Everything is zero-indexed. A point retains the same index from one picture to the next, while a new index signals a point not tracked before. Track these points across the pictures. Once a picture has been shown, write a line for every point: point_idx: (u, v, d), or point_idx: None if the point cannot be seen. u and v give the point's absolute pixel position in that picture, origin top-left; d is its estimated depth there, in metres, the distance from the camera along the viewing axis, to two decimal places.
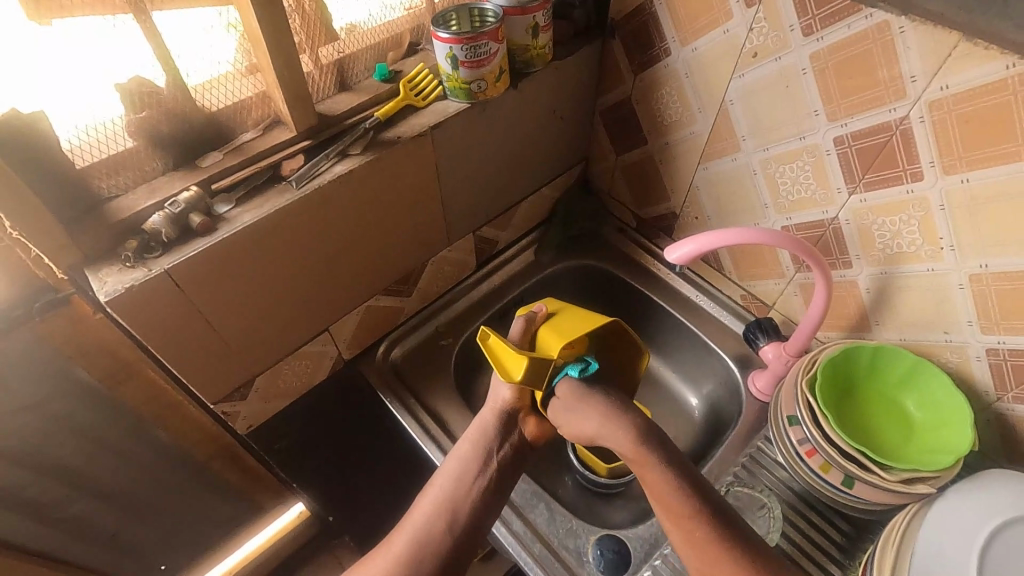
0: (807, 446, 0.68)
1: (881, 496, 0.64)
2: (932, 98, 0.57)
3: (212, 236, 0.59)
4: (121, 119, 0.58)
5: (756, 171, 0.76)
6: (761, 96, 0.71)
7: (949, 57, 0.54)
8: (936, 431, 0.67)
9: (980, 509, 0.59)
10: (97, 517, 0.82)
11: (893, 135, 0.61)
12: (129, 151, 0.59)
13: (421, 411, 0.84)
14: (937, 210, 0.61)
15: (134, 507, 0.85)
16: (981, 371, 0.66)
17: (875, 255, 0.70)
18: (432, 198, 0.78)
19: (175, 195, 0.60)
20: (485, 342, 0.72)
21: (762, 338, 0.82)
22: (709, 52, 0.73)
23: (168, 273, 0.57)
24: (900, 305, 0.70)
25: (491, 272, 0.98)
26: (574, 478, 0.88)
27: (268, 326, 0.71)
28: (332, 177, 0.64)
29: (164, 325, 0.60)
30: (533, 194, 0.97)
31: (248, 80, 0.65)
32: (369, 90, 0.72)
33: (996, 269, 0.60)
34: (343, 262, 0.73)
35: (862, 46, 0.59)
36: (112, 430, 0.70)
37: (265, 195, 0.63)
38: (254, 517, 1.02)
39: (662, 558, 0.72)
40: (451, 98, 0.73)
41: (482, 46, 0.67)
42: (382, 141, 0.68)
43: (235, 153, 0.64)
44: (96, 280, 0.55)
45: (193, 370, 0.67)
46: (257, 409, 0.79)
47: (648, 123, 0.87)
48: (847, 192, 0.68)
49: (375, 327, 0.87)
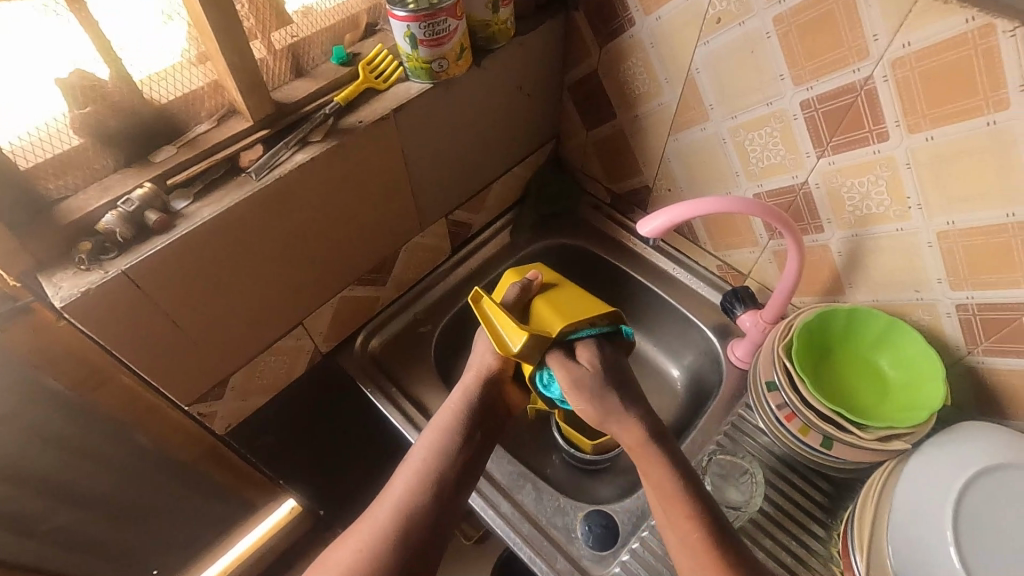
0: (786, 410, 0.69)
1: (859, 455, 0.65)
2: (894, 56, 0.57)
3: (170, 233, 0.57)
4: (65, 115, 0.55)
5: (726, 139, 0.76)
6: (727, 62, 0.70)
7: (909, 13, 0.54)
8: (910, 387, 0.68)
9: (952, 461, 0.61)
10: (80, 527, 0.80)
11: (857, 96, 0.61)
12: (76, 150, 0.56)
13: (403, 399, 0.83)
14: (903, 169, 0.62)
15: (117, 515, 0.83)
16: (951, 327, 0.67)
17: (845, 218, 0.70)
18: (401, 184, 0.76)
19: (128, 193, 0.57)
20: (476, 301, 0.70)
21: (739, 307, 0.82)
22: (673, 20, 0.72)
23: (125, 274, 0.55)
24: (872, 266, 0.71)
25: (466, 256, 0.97)
26: (561, 457, 0.88)
27: (239, 323, 0.69)
28: (293, 166, 0.62)
29: (128, 328, 0.58)
30: (504, 175, 0.95)
31: (198, 69, 0.62)
32: (327, 75, 0.70)
33: (962, 225, 0.60)
34: (313, 254, 0.72)
35: (823, 7, 0.59)
36: (86, 438, 0.69)
37: (224, 188, 0.61)
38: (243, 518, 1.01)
39: (649, 529, 0.73)
40: (412, 79, 0.71)
41: (440, 23, 0.65)
42: (343, 127, 0.66)
43: (189, 146, 0.62)
44: (50, 285, 0.53)
45: (163, 372, 0.65)
46: (235, 408, 0.77)
47: (616, 96, 0.85)
48: (815, 156, 0.68)
49: (352, 317, 0.85)
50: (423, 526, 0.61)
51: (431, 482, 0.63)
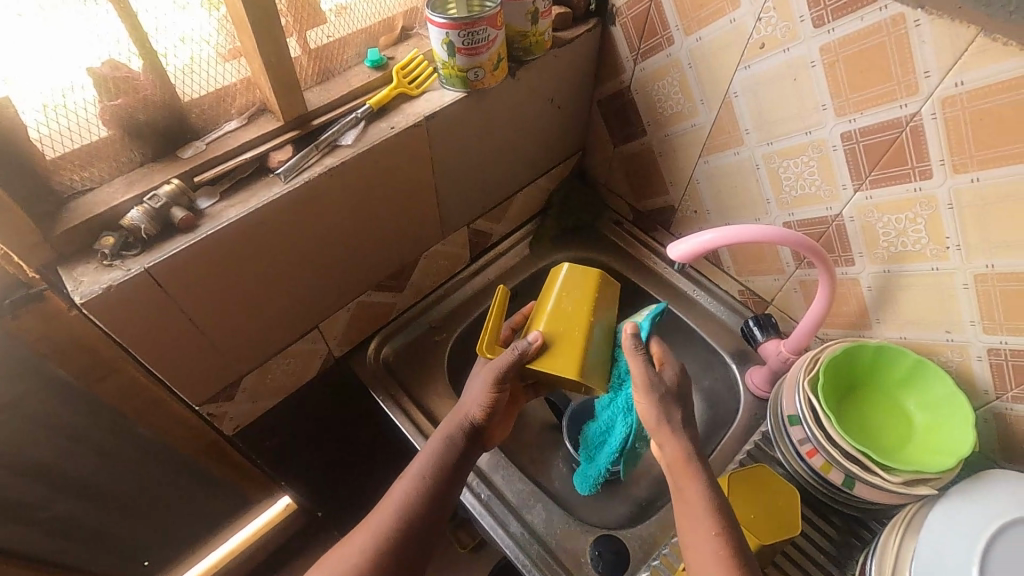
0: (808, 446, 0.68)
1: (881, 496, 0.64)
2: (944, 94, 0.55)
3: (195, 233, 0.55)
4: (93, 103, 0.54)
5: (759, 165, 0.74)
6: (767, 90, 0.69)
7: (964, 53, 0.53)
8: (938, 430, 0.66)
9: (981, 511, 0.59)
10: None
11: (902, 132, 0.60)
12: (104, 142, 0.55)
13: (413, 409, 0.82)
14: (944, 210, 0.60)
15: (111, 497, 0.84)
16: (981, 371, 0.65)
17: (878, 253, 0.69)
18: (426, 192, 0.75)
19: (155, 188, 0.56)
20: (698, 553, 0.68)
21: (760, 334, 0.80)
22: (715, 42, 0.70)
23: (148, 271, 0.53)
24: (902, 304, 0.69)
25: (484, 265, 0.95)
26: (565, 462, 0.88)
27: (255, 324, 0.67)
28: (322, 169, 0.61)
29: (144, 327, 0.56)
30: (528, 186, 0.93)
31: (231, 65, 0.61)
32: (360, 78, 0.69)
33: (1002, 269, 0.59)
34: (334, 257, 0.70)
35: (874, 39, 0.57)
36: (97, 422, 0.68)
37: (250, 189, 0.60)
38: (240, 504, 1.03)
39: (660, 559, 0.71)
40: (446, 87, 0.70)
41: (479, 33, 0.64)
42: (374, 131, 0.65)
43: (218, 144, 0.61)
44: (71, 280, 0.52)
45: (175, 372, 0.63)
46: (245, 410, 0.76)
47: (647, 114, 0.84)
48: (852, 188, 0.67)
49: (367, 323, 0.84)
50: (414, 515, 0.60)
51: (422, 481, 0.61)
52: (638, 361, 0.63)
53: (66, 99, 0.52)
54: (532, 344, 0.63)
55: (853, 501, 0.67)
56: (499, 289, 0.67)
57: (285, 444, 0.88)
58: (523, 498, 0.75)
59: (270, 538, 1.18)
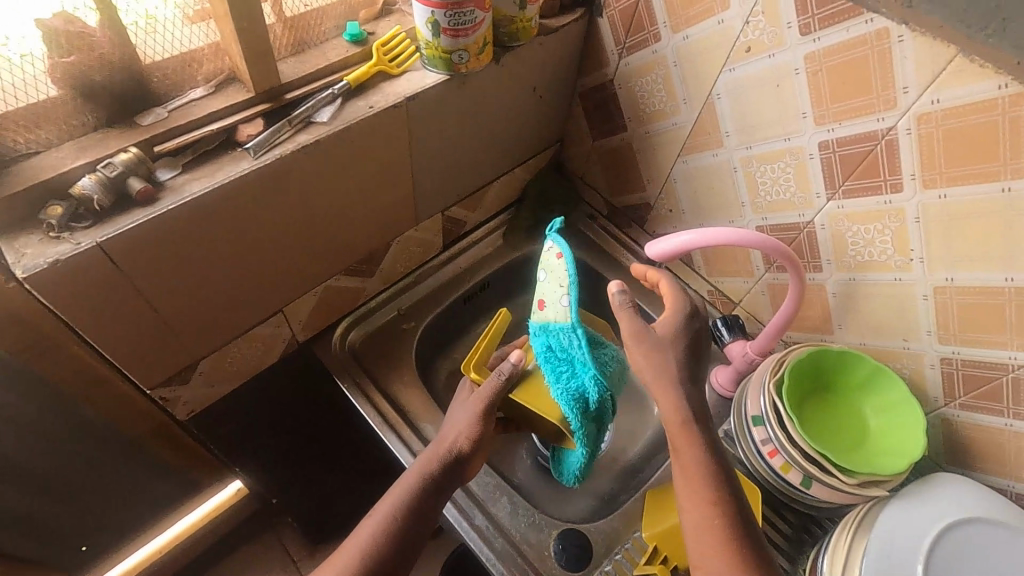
0: (769, 446, 0.69)
1: (836, 496, 0.66)
2: (921, 111, 0.57)
3: (154, 207, 0.52)
4: (41, 58, 0.50)
5: (737, 168, 0.75)
6: (750, 94, 0.69)
7: (942, 71, 0.54)
8: (891, 434, 0.69)
9: (919, 516, 0.62)
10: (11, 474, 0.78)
11: (878, 144, 0.61)
12: (53, 102, 0.51)
13: (378, 398, 0.79)
14: (911, 223, 0.62)
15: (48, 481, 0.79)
16: (933, 379, 0.68)
17: (845, 261, 0.71)
18: (402, 175, 0.73)
19: (110, 156, 0.52)
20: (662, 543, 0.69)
21: (727, 334, 0.82)
22: (701, 42, 0.70)
23: (100, 246, 0.49)
24: (864, 311, 0.72)
25: (456, 254, 0.93)
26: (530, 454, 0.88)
27: (215, 306, 0.64)
28: (295, 146, 0.58)
29: (94, 306, 0.52)
30: (505, 176, 0.92)
31: (198, 28, 0.57)
32: (338, 52, 0.66)
33: (960, 282, 0.61)
34: (303, 240, 0.67)
35: (858, 51, 0.58)
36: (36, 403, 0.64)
37: (215, 162, 0.56)
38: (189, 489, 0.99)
39: (622, 553, 0.72)
40: (429, 68, 0.67)
41: (467, 14, 0.62)
42: (351, 109, 0.62)
43: (181, 113, 0.57)
44: (12, 252, 0.47)
45: (126, 354, 0.59)
46: (200, 394, 0.73)
47: (628, 109, 0.83)
48: (825, 197, 0.68)
49: (334, 308, 0.81)
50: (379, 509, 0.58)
51: None
52: (627, 318, 0.61)
53: (10, 53, 0.48)
54: (517, 365, 0.66)
55: (809, 501, 0.69)
56: (499, 312, 0.72)
57: (241, 431, 0.85)
58: (488, 491, 0.75)
59: (219, 523, 1.14)
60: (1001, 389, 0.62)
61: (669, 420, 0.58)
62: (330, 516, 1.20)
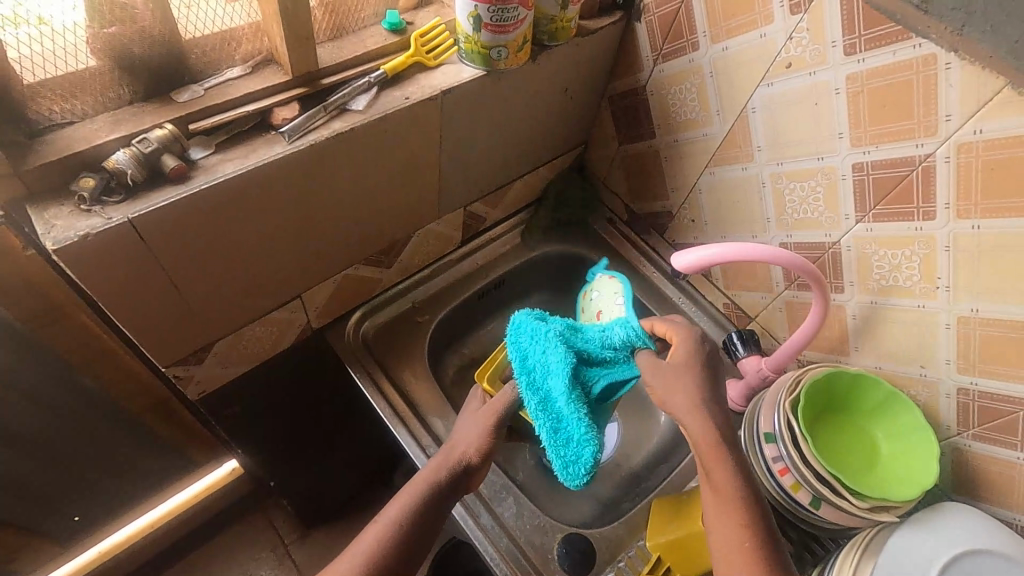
0: (780, 464, 0.69)
1: (844, 519, 0.66)
2: (962, 140, 0.56)
3: (186, 185, 0.51)
4: (83, 27, 0.49)
5: (765, 184, 0.75)
6: (786, 111, 0.69)
7: (988, 102, 0.54)
8: (902, 459, 0.69)
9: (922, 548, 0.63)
10: (14, 439, 0.78)
11: (914, 170, 0.61)
12: (90, 72, 0.50)
13: (389, 390, 0.79)
14: (940, 251, 0.62)
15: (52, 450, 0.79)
16: (947, 408, 0.68)
17: (868, 284, 0.70)
18: (429, 168, 0.72)
19: (145, 131, 0.51)
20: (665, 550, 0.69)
21: (742, 349, 0.81)
22: (741, 54, 0.70)
23: (131, 222, 0.49)
24: (883, 335, 0.71)
25: (474, 249, 0.93)
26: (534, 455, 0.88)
27: (235, 288, 0.63)
28: (329, 133, 0.57)
29: (119, 282, 0.52)
30: (529, 174, 0.91)
31: (239, 7, 0.56)
32: (376, 41, 0.65)
33: (985, 314, 0.61)
34: (328, 227, 0.67)
35: (902, 75, 0.58)
36: None
37: (249, 144, 0.55)
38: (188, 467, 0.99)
39: (626, 560, 0.72)
40: (466, 62, 0.67)
41: (510, 11, 0.61)
42: (387, 99, 0.62)
43: (217, 92, 0.56)
44: (42, 222, 0.47)
45: (145, 331, 0.58)
46: (212, 375, 0.72)
47: (658, 116, 0.83)
48: (854, 219, 0.68)
49: (350, 297, 0.80)
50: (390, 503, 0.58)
51: None
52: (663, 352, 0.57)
53: (53, 19, 0.47)
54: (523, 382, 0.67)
55: (816, 520, 0.69)
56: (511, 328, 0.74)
57: (247, 413, 0.84)
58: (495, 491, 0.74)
59: (213, 500, 1.14)
60: (1016, 423, 0.62)
61: (698, 442, 0.57)
62: (324, 501, 1.19)
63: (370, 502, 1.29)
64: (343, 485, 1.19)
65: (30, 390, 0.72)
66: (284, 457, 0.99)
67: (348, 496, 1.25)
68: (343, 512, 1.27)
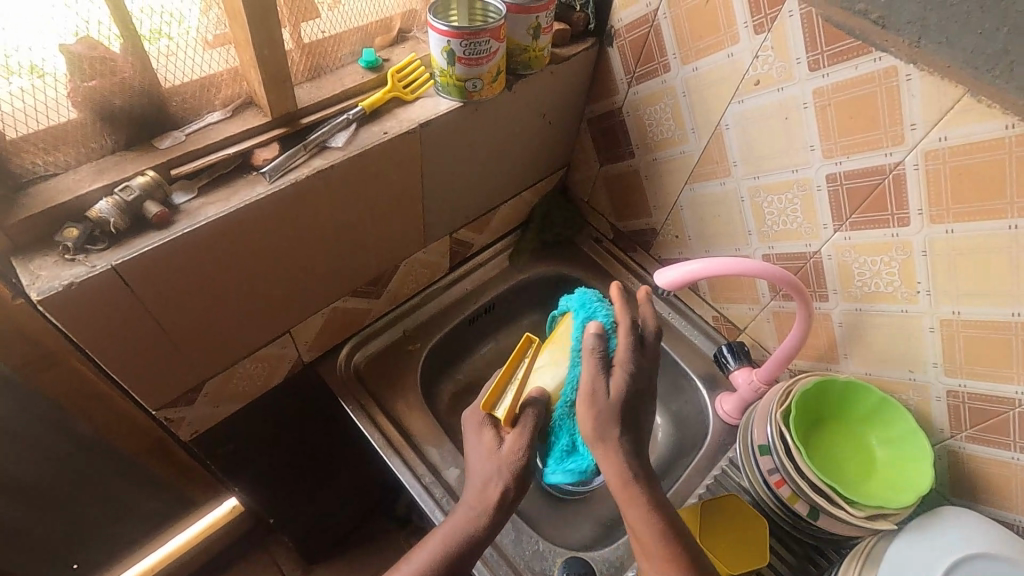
0: (776, 476, 0.69)
1: (844, 529, 0.66)
2: (929, 147, 0.58)
3: (169, 230, 0.52)
4: (64, 82, 0.50)
5: (744, 198, 0.76)
6: (758, 126, 0.70)
7: (950, 110, 0.55)
8: (898, 466, 0.69)
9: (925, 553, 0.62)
10: (7, 489, 0.77)
11: (885, 178, 0.62)
12: (72, 125, 0.52)
13: (383, 420, 0.79)
14: (918, 256, 0.63)
15: None
16: (939, 410, 0.68)
17: (851, 292, 0.71)
18: (412, 199, 0.73)
19: (127, 179, 0.52)
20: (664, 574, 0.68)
21: (733, 362, 0.82)
22: (711, 74, 0.71)
23: (115, 269, 0.49)
24: (870, 341, 0.72)
25: (463, 275, 0.93)
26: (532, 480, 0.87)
27: (222, 327, 0.64)
28: (311, 171, 0.58)
29: (104, 329, 0.52)
30: (513, 199, 0.92)
31: (218, 53, 0.58)
32: (353, 79, 0.67)
33: (966, 316, 0.62)
34: (314, 262, 0.67)
35: (865, 88, 0.60)
36: None
37: (231, 186, 0.56)
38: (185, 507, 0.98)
39: None
40: (442, 94, 0.68)
41: (481, 43, 0.63)
42: (366, 133, 0.63)
43: (198, 137, 0.57)
44: (27, 273, 0.48)
45: (133, 375, 0.59)
46: (204, 415, 0.72)
47: (636, 136, 0.84)
48: (832, 228, 0.69)
49: (339, 328, 0.81)
50: None
51: None
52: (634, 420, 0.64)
53: (32, 77, 0.48)
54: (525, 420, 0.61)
55: (817, 532, 0.69)
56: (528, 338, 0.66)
57: (242, 451, 0.84)
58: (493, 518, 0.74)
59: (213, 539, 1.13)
60: (1006, 423, 0.62)
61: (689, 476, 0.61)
62: (325, 534, 1.18)
63: (372, 532, 1.28)
64: (343, 517, 1.18)
65: (21, 440, 0.72)
66: (282, 493, 0.99)
67: (350, 528, 1.23)
68: (346, 545, 1.26)
